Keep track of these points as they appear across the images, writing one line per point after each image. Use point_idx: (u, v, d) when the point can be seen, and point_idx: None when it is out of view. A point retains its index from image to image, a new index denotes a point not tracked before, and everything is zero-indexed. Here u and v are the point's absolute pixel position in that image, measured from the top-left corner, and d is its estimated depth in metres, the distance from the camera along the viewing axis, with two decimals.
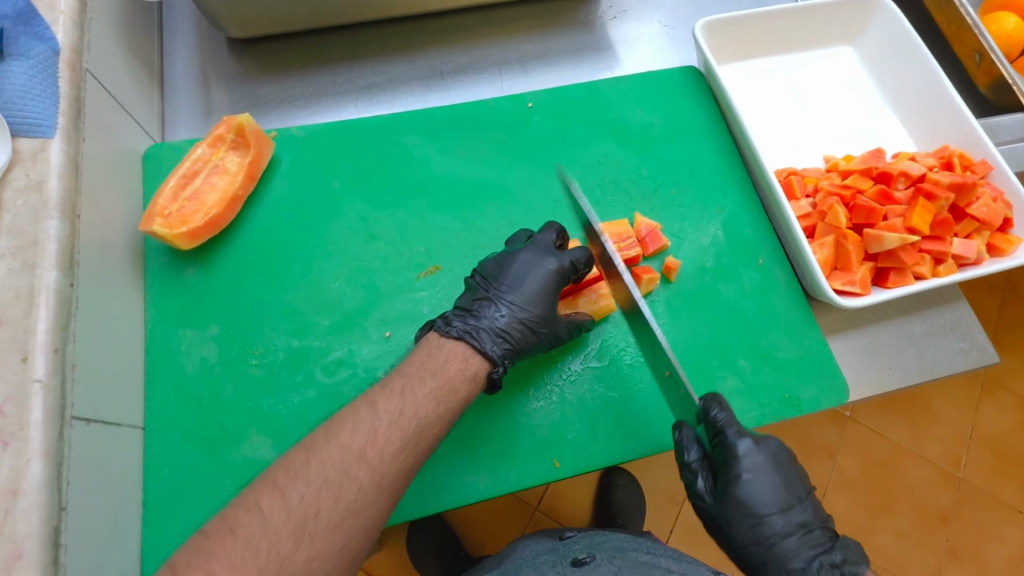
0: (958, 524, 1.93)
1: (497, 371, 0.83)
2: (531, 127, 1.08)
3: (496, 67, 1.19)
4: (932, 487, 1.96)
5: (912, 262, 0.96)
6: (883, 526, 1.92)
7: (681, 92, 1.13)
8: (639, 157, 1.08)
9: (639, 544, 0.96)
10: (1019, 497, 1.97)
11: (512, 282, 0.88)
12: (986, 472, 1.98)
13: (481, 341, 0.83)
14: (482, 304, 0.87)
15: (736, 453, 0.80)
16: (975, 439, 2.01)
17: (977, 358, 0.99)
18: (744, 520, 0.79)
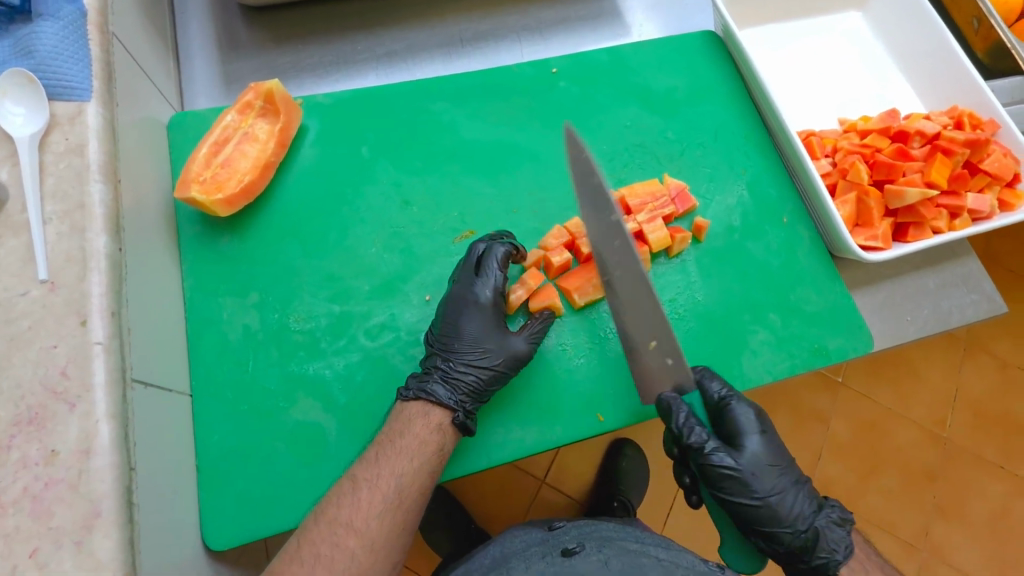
0: (944, 481, 2.03)
1: (459, 416, 0.82)
2: (557, 92, 1.10)
3: (515, 35, 1.19)
4: (920, 447, 2.05)
5: (931, 217, 1.00)
6: (872, 486, 2.00)
7: (701, 56, 1.15)
8: (665, 121, 1.10)
9: (627, 532, 0.96)
10: (1001, 453, 2.07)
11: (454, 327, 0.87)
12: (970, 431, 2.08)
13: (434, 393, 0.82)
14: (429, 360, 0.86)
15: (747, 417, 0.85)
16: (959, 400, 2.11)
17: (987, 309, 1.03)
18: (766, 476, 0.83)
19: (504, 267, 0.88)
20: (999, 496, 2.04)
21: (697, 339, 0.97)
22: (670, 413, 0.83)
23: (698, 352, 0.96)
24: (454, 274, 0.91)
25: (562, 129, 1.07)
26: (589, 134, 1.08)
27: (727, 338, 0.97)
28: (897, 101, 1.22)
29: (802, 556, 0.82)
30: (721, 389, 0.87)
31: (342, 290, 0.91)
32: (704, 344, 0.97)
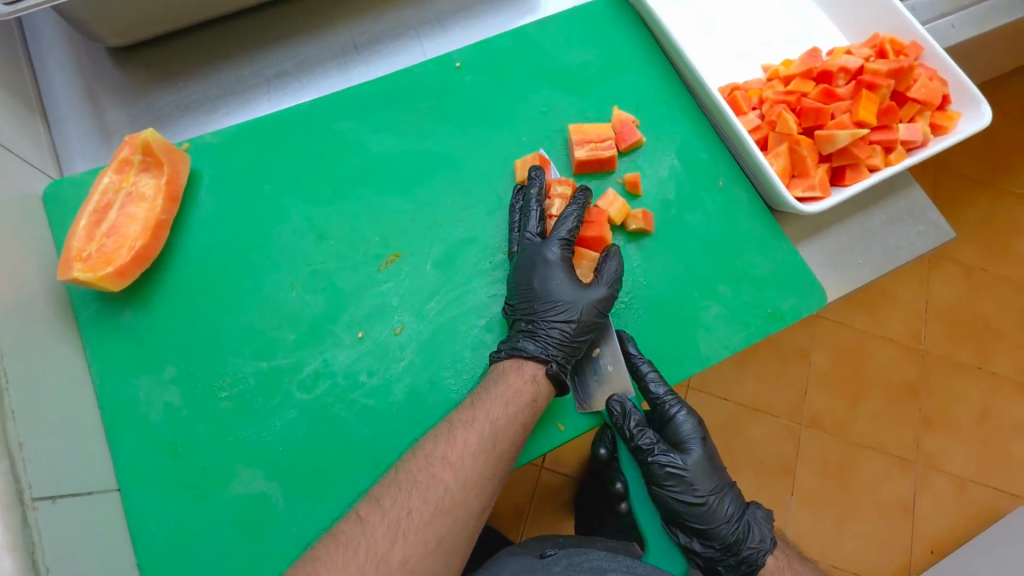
0: (926, 394, 2.07)
1: (553, 366, 0.85)
2: (465, 88, 1.03)
3: (414, 31, 1.11)
4: (896, 363, 2.09)
5: (865, 156, 0.96)
6: (861, 412, 2.04)
7: (611, 23, 1.09)
8: (583, 101, 1.04)
9: (619, 564, 0.93)
10: (976, 356, 2.12)
11: (534, 287, 0.89)
12: (943, 340, 2.13)
13: (524, 348, 0.85)
14: (516, 321, 0.89)
15: (692, 425, 0.96)
16: (931, 312, 2.15)
17: (935, 237, 1.01)
18: (708, 478, 0.94)
19: (575, 219, 0.92)
20: (981, 400, 2.09)
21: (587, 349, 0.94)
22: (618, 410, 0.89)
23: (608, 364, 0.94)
24: (516, 239, 0.94)
25: (477, 126, 1.01)
26: (506, 127, 1.01)
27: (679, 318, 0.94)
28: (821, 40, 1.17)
29: (734, 549, 0.93)
30: (664, 382, 0.90)
31: (266, 345, 0.85)
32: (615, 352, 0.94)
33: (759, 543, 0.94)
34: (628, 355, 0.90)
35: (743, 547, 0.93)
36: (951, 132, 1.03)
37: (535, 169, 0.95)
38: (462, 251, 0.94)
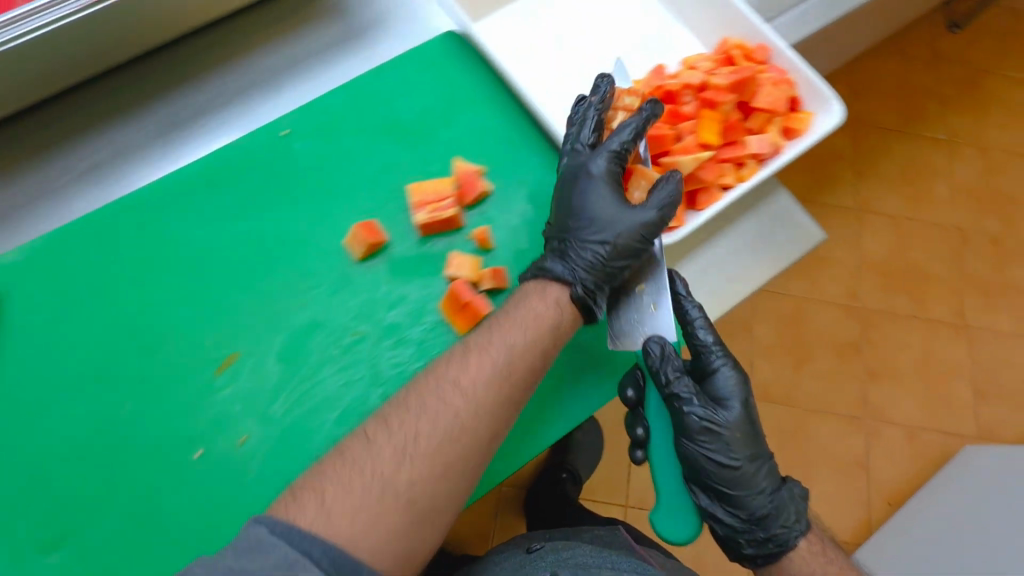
0: (868, 348, 2.25)
1: (576, 289, 0.86)
2: (294, 157, 0.96)
3: (241, 95, 1.03)
4: (838, 323, 2.27)
5: (715, 177, 0.94)
6: (808, 374, 2.20)
7: (448, 62, 1.03)
8: (424, 153, 0.98)
9: (604, 561, 1.04)
10: (909, 304, 2.32)
11: (578, 206, 0.89)
12: (877, 293, 2.32)
13: (551, 269, 0.87)
14: (564, 242, 0.89)
15: (733, 379, 0.93)
16: (863, 268, 2.34)
17: (796, 247, 1.03)
18: (745, 442, 0.91)
19: (635, 132, 0.89)
20: (919, 344, 2.28)
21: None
22: (647, 347, 0.88)
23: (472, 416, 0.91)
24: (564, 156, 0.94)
25: (315, 197, 0.94)
26: (344, 195, 0.95)
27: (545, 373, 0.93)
28: (676, 46, 1.12)
29: (762, 523, 0.91)
30: (712, 330, 0.93)
31: (107, 476, 0.81)
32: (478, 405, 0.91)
33: (790, 521, 0.91)
34: (678, 295, 0.93)
35: (769, 522, 0.91)
36: (807, 132, 1.00)
37: (603, 78, 0.94)
38: (309, 337, 0.88)
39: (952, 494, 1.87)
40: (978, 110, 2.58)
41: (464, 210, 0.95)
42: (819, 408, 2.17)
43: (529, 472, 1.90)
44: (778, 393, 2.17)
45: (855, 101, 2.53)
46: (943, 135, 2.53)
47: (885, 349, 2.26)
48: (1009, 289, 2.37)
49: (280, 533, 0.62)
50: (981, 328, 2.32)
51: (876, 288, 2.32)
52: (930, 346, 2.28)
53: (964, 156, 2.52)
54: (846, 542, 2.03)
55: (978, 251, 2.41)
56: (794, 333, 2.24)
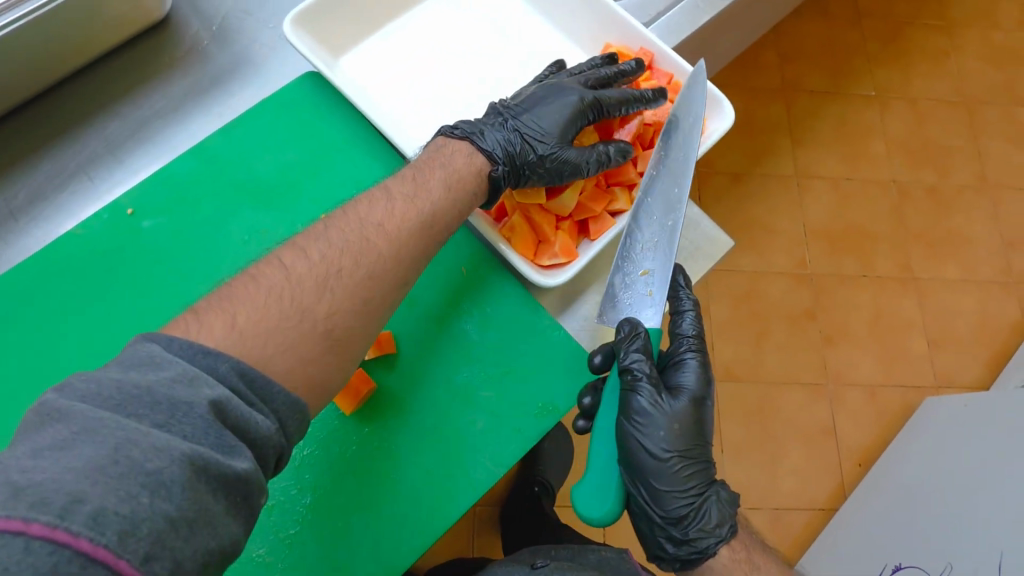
0: (822, 314, 2.25)
1: (497, 168, 0.85)
2: (143, 236, 0.87)
3: (85, 171, 0.94)
4: (790, 293, 2.26)
5: (603, 206, 0.87)
6: (766, 348, 2.19)
7: (308, 106, 0.94)
8: (291, 213, 0.90)
9: None
10: (857, 265, 2.32)
11: (530, 106, 0.89)
12: (825, 259, 2.31)
13: (483, 138, 0.86)
14: (503, 119, 0.88)
15: (695, 373, 0.85)
16: (809, 234, 2.33)
17: (706, 258, 0.98)
18: (688, 438, 0.81)
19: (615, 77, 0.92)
20: (871, 303, 2.28)
21: (325, 468, 0.80)
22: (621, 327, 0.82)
23: (357, 486, 0.81)
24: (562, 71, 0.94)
25: (171, 280, 0.86)
26: (206, 273, 0.86)
27: (447, 442, 0.82)
28: (558, 58, 1.05)
29: (679, 522, 0.81)
30: (698, 326, 0.89)
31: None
32: (364, 475, 0.81)
33: (710, 527, 0.80)
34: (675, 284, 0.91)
35: (686, 524, 0.81)
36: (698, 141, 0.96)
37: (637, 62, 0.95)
38: None
39: (914, 449, 1.88)
40: (903, 62, 2.58)
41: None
42: (782, 380, 2.16)
43: (500, 489, 1.85)
44: (740, 373, 2.15)
45: (782, 67, 2.50)
46: (873, 92, 2.53)
47: (839, 312, 2.26)
48: (951, 237, 2.39)
49: (176, 349, 0.53)
50: (928, 278, 2.34)
51: (824, 252, 2.32)
52: (882, 303, 2.29)
53: (894, 110, 2.52)
54: (823, 509, 2.03)
55: (917, 204, 2.42)
56: (749, 308, 2.22)
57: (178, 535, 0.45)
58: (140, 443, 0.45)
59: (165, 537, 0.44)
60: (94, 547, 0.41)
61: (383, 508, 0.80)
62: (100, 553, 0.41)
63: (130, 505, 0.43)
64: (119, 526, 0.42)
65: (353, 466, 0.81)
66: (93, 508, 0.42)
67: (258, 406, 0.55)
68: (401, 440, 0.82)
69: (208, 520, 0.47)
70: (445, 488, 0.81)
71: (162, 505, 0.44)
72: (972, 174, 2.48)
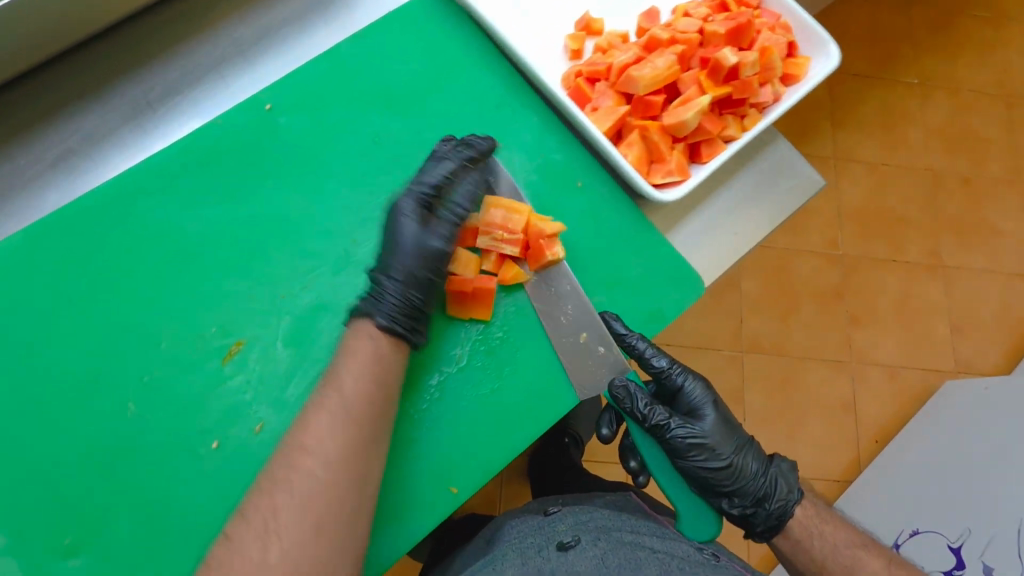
0: (850, 295, 2.30)
1: (398, 327, 0.79)
2: (280, 131, 0.91)
3: (217, 69, 0.98)
4: (821, 272, 2.31)
5: (718, 130, 0.91)
6: (794, 323, 2.24)
7: (432, 21, 0.98)
8: (416, 122, 0.94)
9: (624, 522, 0.92)
10: (888, 249, 2.36)
11: (402, 263, 0.84)
12: (857, 240, 2.35)
13: (378, 313, 0.79)
14: (380, 286, 0.82)
15: (699, 388, 0.93)
16: (843, 216, 2.37)
17: (806, 189, 1.01)
18: (726, 439, 0.90)
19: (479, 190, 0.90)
20: (897, 289, 2.33)
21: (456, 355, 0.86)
22: (614, 391, 0.86)
23: (486, 376, 0.86)
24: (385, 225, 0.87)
25: (304, 176, 0.90)
26: (338, 169, 0.91)
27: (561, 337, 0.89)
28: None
29: (764, 504, 0.90)
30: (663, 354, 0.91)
31: (110, 477, 0.79)
32: (492, 365, 0.87)
33: (786, 491, 0.91)
34: (618, 336, 0.87)
35: (773, 501, 0.90)
36: (805, 79, 0.99)
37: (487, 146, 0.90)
38: (316, 319, 0.86)
39: (933, 424, 1.95)
40: (948, 52, 2.59)
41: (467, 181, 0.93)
42: (806, 355, 2.22)
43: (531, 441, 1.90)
44: (769, 345, 2.21)
45: None
46: (916, 80, 2.54)
47: (867, 294, 2.31)
48: (982, 228, 2.43)
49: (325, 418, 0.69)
50: (956, 268, 2.39)
51: (857, 234, 2.36)
52: (909, 288, 2.34)
53: (936, 99, 2.54)
54: (838, 480, 2.11)
55: (951, 192, 2.46)
56: (781, 284, 2.27)
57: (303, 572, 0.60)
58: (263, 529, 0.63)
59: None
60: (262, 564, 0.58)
61: (505, 393, 0.86)
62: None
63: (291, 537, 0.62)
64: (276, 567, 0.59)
65: (478, 354, 0.87)
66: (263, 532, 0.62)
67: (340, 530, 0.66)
68: (524, 333, 0.88)
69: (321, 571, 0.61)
70: (562, 380, 0.88)
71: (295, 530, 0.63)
72: (1007, 167, 2.51)
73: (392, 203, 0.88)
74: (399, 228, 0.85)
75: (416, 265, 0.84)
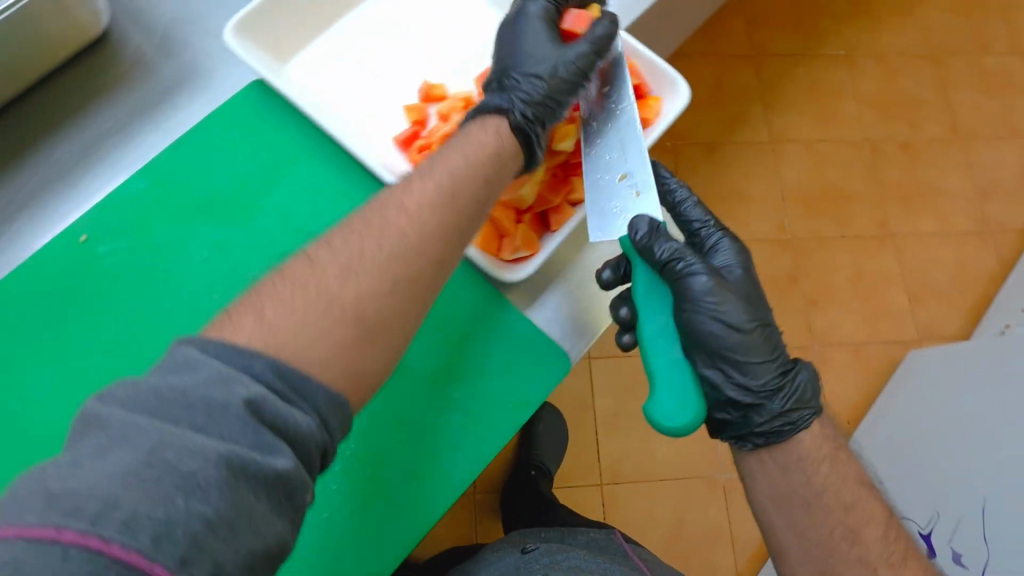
0: (804, 278, 2.25)
1: (515, 116, 0.79)
2: (99, 261, 0.85)
3: (35, 197, 0.91)
4: (773, 260, 2.24)
5: (562, 196, 0.87)
6: None
7: (263, 112, 0.93)
8: (248, 228, 0.89)
9: (594, 564, 1.15)
10: (836, 226, 2.31)
11: (519, 63, 0.84)
12: (803, 222, 2.30)
13: (491, 102, 0.81)
14: (509, 86, 0.82)
15: (729, 251, 0.87)
16: (787, 199, 2.31)
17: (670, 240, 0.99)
18: (752, 308, 0.82)
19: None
20: (851, 265, 2.29)
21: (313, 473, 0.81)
22: (631, 229, 0.79)
23: (350, 500, 0.81)
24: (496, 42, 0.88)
25: (133, 306, 0.85)
26: (167, 293, 0.85)
27: (422, 442, 0.83)
28: None
29: (773, 394, 0.81)
30: (703, 209, 0.90)
31: None
32: (354, 485, 0.82)
33: (804, 391, 0.82)
34: (660, 182, 0.92)
35: (783, 399, 0.80)
36: (655, 122, 0.95)
37: None
38: None
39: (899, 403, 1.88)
40: (868, 18, 2.54)
41: None
42: None
43: (495, 479, 1.82)
44: None
45: (750, 32, 2.44)
46: (841, 51, 2.49)
47: (821, 274, 2.26)
48: (926, 191, 2.40)
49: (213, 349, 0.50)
50: (906, 235, 2.35)
51: (802, 216, 2.30)
52: (863, 263, 2.30)
53: (864, 67, 2.50)
54: None
55: (892, 160, 2.41)
56: None
57: (217, 537, 0.44)
58: (172, 446, 0.45)
59: (201, 538, 0.43)
60: (129, 552, 0.40)
61: (366, 501, 0.82)
62: (135, 560, 0.40)
63: (168, 510, 0.42)
64: (152, 529, 0.41)
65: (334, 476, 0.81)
66: (126, 514, 0.41)
67: (298, 401, 0.52)
68: (385, 445, 0.83)
69: (253, 520, 0.46)
70: (423, 491, 0.83)
71: (200, 507, 0.44)
72: (943, 126, 2.48)
73: (507, 25, 0.88)
74: (520, 37, 0.85)
75: (528, 92, 0.81)
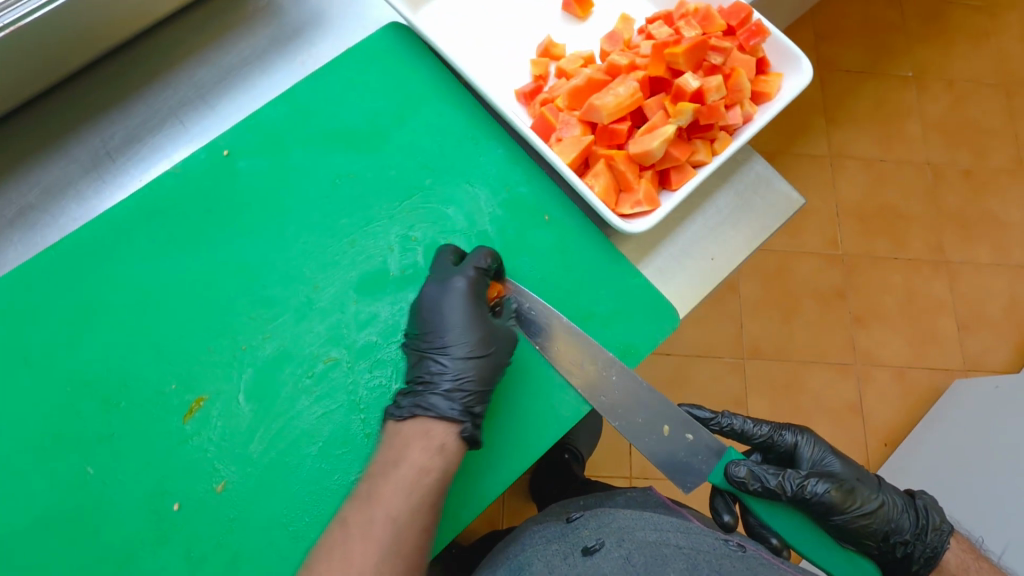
0: (854, 294, 2.17)
1: (465, 429, 0.80)
2: (240, 177, 0.89)
3: (178, 114, 0.95)
4: (824, 272, 2.17)
5: (687, 156, 0.88)
6: (797, 324, 2.11)
7: (394, 57, 0.96)
8: (379, 159, 0.92)
9: (648, 521, 0.88)
10: (891, 246, 2.23)
11: (441, 337, 0.83)
12: (857, 238, 2.22)
13: (434, 406, 0.80)
14: (426, 367, 0.82)
15: (799, 436, 0.95)
16: (841, 214, 2.23)
17: (783, 210, 0.96)
18: (862, 485, 0.89)
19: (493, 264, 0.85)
20: (902, 287, 2.19)
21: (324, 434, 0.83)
22: (732, 476, 0.85)
23: None
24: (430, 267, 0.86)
25: (266, 226, 0.89)
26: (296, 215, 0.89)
27: (533, 379, 0.88)
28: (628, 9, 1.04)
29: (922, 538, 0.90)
30: (747, 421, 0.94)
31: (86, 533, 0.79)
32: None
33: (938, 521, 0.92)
34: (706, 419, 0.92)
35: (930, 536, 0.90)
36: (777, 97, 0.94)
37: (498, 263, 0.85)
38: (278, 370, 0.84)
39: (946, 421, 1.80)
40: (947, 42, 2.45)
41: (437, 220, 0.90)
42: (811, 358, 2.09)
43: None
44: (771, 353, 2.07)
45: (819, 46, 2.37)
46: (911, 73, 2.40)
47: (871, 292, 2.18)
48: (986, 221, 2.29)
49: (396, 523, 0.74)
50: (961, 263, 2.25)
51: (857, 232, 2.22)
52: (912, 286, 2.20)
53: (933, 92, 2.40)
54: None
55: (952, 186, 2.31)
56: (782, 289, 2.14)
57: None
58: None
59: None
60: None
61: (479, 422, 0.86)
62: None
63: None
64: None
65: None
66: None
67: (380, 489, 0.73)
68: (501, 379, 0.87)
69: None
70: (533, 426, 0.87)
71: None
72: (1011, 158, 2.36)
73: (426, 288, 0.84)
74: (442, 311, 0.82)
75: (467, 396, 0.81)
